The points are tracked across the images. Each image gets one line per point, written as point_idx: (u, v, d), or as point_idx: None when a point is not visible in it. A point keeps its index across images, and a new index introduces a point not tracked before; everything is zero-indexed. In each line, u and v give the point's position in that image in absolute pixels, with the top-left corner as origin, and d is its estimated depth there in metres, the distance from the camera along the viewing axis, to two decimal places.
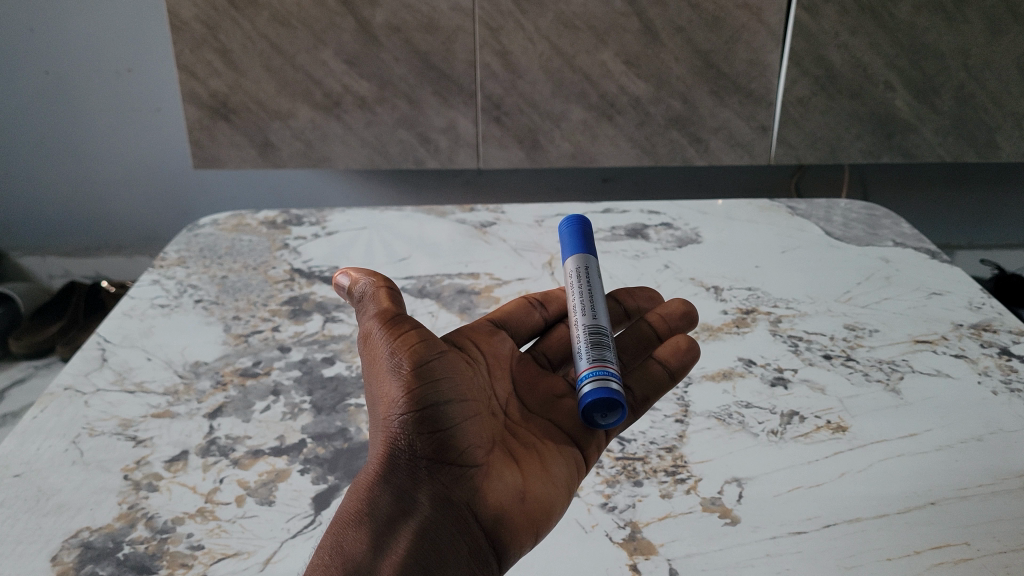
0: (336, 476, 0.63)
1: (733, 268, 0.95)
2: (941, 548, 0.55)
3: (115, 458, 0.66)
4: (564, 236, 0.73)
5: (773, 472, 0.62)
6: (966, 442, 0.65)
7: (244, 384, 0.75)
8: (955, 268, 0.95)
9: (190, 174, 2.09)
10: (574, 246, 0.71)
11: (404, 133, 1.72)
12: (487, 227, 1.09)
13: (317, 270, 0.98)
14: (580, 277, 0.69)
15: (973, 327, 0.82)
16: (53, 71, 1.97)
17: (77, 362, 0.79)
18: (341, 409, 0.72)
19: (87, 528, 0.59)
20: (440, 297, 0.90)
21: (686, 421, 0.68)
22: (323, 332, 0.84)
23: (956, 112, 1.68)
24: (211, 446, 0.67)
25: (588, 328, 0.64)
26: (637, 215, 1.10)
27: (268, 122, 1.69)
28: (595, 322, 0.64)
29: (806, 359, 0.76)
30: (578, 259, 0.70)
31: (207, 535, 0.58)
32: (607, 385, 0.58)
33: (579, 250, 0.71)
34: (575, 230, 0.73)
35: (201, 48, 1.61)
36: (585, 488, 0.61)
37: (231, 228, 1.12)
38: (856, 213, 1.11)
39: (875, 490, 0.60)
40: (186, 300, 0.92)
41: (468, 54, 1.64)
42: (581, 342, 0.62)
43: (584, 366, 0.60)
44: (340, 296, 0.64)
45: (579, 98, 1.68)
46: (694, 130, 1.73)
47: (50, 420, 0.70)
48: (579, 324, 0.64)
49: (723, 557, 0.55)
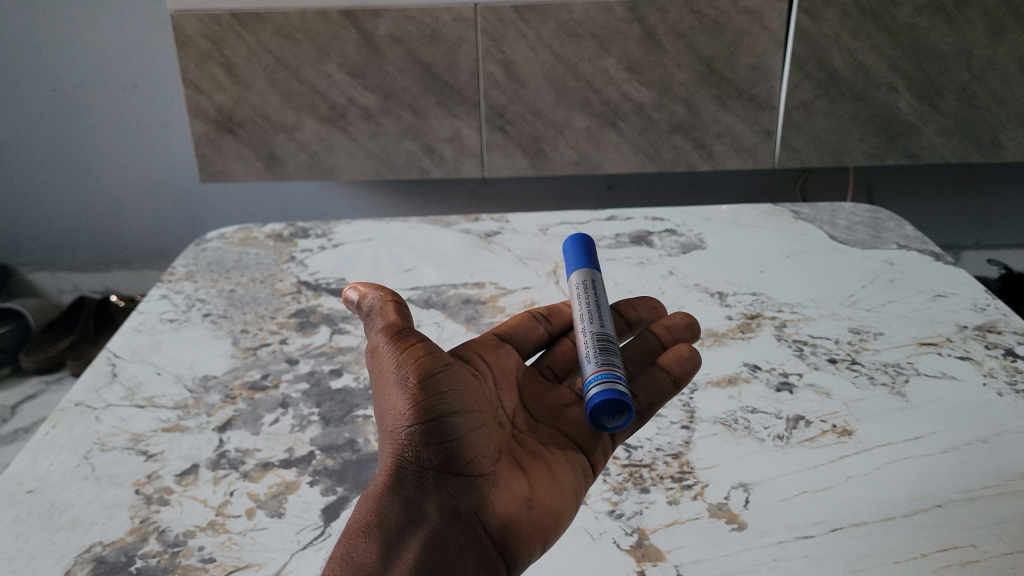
0: (345, 487, 0.64)
1: (737, 273, 0.95)
2: (948, 550, 0.55)
3: (127, 472, 0.66)
4: (567, 252, 0.73)
5: (780, 477, 0.62)
6: (972, 444, 0.65)
7: (253, 397, 0.76)
8: (960, 270, 0.95)
9: (197, 188, 2.10)
10: (578, 260, 0.72)
11: (408, 143, 1.73)
12: (493, 237, 1.10)
13: (324, 282, 0.99)
14: (585, 292, 0.69)
15: (978, 329, 0.82)
16: (60, 89, 1.99)
17: (88, 378, 0.80)
18: (349, 421, 0.72)
19: (100, 543, 0.59)
20: (446, 307, 0.91)
21: (692, 427, 0.68)
22: (330, 344, 0.85)
23: (959, 112, 1.68)
24: (221, 459, 0.68)
25: (594, 335, 0.64)
26: (642, 222, 1.10)
27: (273, 135, 1.70)
28: (602, 331, 0.64)
29: (811, 363, 0.77)
30: (583, 272, 0.70)
31: (219, 548, 0.58)
32: (614, 387, 0.59)
33: (583, 264, 0.71)
34: (578, 245, 0.73)
35: (206, 63, 1.63)
36: (592, 496, 0.62)
37: (239, 241, 1.13)
38: (860, 216, 1.11)
39: (881, 493, 0.60)
40: (194, 314, 0.93)
41: (471, 64, 1.65)
42: (588, 348, 0.63)
43: (591, 370, 0.61)
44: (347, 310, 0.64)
45: (582, 106, 1.68)
46: (698, 136, 1.73)
47: (63, 435, 0.71)
48: (585, 332, 0.65)
49: (729, 563, 0.55)
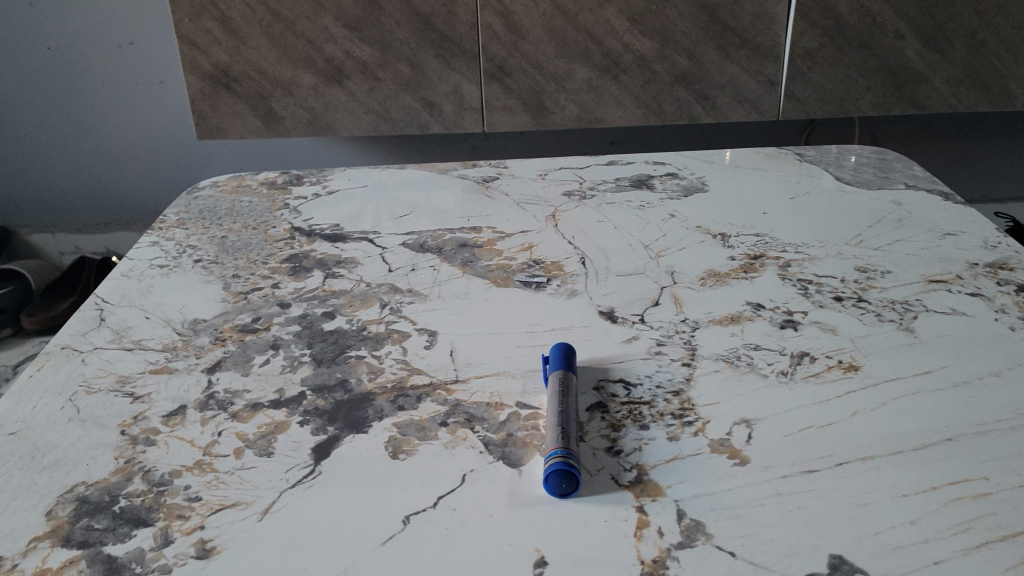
0: (336, 427, 0.62)
1: (742, 215, 0.92)
2: (959, 484, 0.54)
3: (113, 414, 0.64)
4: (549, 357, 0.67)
5: (783, 413, 0.60)
6: (983, 378, 0.63)
7: (243, 339, 0.74)
8: (970, 209, 0.93)
9: (194, 146, 2.07)
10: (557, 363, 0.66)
11: (407, 97, 1.69)
12: (490, 182, 1.07)
13: (318, 228, 0.96)
14: (557, 366, 0.66)
15: (990, 266, 0.80)
16: (54, 47, 1.95)
17: (75, 323, 0.78)
18: (342, 361, 0.70)
19: (83, 483, 0.57)
20: (442, 251, 0.89)
21: (693, 364, 0.67)
22: (324, 287, 0.83)
23: (967, 60, 1.64)
24: (210, 400, 0.66)
25: (558, 430, 0.58)
26: (642, 166, 1.08)
27: (269, 89, 1.67)
28: (568, 408, 0.60)
29: (816, 301, 0.75)
30: (560, 376, 0.64)
31: (205, 487, 0.57)
32: (568, 461, 0.55)
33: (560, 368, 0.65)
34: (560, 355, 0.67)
35: (200, 16, 1.59)
36: (591, 433, 0.60)
37: (231, 189, 1.10)
38: (867, 158, 1.08)
39: (889, 428, 0.59)
40: (185, 260, 0.90)
41: (470, 15, 1.61)
42: (552, 435, 0.58)
43: (552, 446, 0.57)
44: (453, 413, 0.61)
45: (584, 57, 1.65)
46: (701, 87, 1.69)
47: (48, 378, 0.69)
48: (551, 426, 0.59)
49: (732, 497, 0.53)
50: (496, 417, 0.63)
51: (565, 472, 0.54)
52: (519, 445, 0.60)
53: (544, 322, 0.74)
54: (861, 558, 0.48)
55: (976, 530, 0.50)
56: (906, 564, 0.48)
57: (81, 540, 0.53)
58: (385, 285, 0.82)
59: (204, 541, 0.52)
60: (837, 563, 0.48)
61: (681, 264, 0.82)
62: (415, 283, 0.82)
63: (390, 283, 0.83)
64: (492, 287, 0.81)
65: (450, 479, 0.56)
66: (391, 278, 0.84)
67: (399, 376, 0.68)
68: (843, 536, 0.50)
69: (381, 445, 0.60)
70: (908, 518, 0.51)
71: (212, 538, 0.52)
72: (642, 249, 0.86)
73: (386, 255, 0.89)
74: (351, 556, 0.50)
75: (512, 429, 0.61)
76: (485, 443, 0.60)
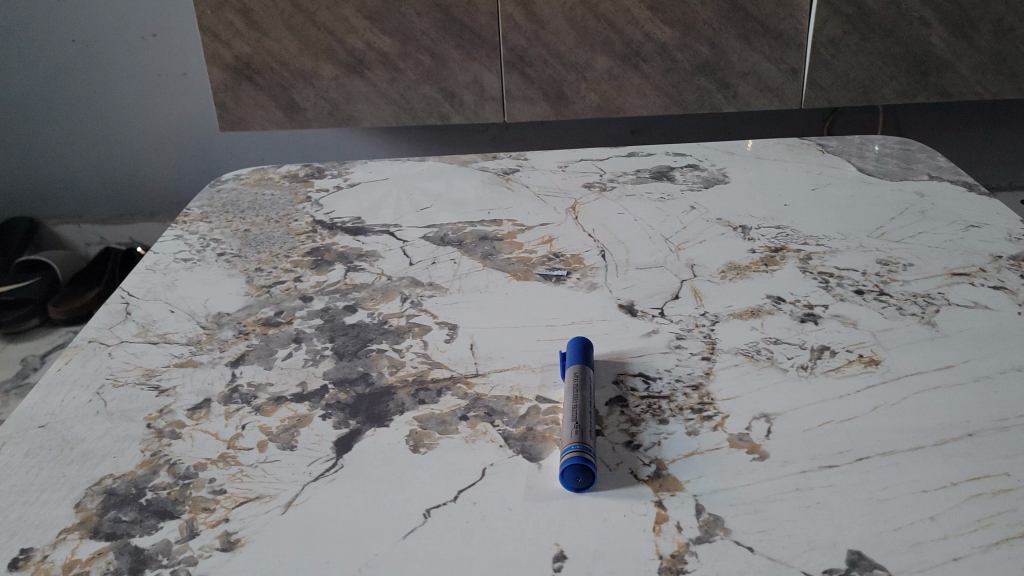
0: (358, 420, 0.63)
1: (762, 207, 0.92)
2: (979, 479, 0.54)
3: (139, 407, 0.65)
4: (567, 352, 0.67)
5: (803, 407, 0.61)
6: (1006, 372, 0.63)
7: (266, 332, 0.75)
8: (994, 200, 0.92)
9: (217, 137, 2.09)
10: (575, 358, 0.66)
11: (427, 88, 1.69)
12: (511, 174, 1.08)
13: (339, 221, 0.97)
14: (575, 361, 0.66)
15: (1013, 258, 0.79)
16: (78, 40, 1.97)
17: (102, 316, 0.79)
18: (363, 354, 0.71)
19: (111, 476, 0.58)
20: (462, 244, 0.89)
21: (713, 358, 0.67)
22: (345, 280, 0.83)
23: (994, 47, 1.62)
24: (233, 393, 0.67)
25: (574, 424, 0.59)
26: (662, 157, 1.08)
27: (292, 81, 1.67)
28: (583, 402, 0.61)
29: (837, 295, 0.74)
30: (577, 370, 0.64)
31: (230, 480, 0.58)
32: (584, 455, 0.56)
33: (577, 362, 0.65)
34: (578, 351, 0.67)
35: (222, 9, 1.59)
36: (610, 427, 0.61)
37: (254, 182, 1.11)
38: (890, 148, 1.07)
39: (911, 422, 0.58)
40: (208, 254, 0.91)
41: (490, 5, 1.61)
42: (568, 429, 0.59)
43: (568, 441, 0.57)
44: (473, 419, 0.62)
45: (604, 46, 1.64)
46: (723, 76, 1.68)
47: (75, 371, 0.70)
48: (566, 421, 0.59)
49: (751, 492, 0.53)
50: (517, 411, 0.63)
51: (581, 466, 0.55)
52: (539, 439, 0.60)
53: (564, 316, 0.74)
54: (880, 554, 0.48)
55: (996, 526, 0.50)
56: (926, 560, 0.48)
57: (109, 532, 0.54)
58: (406, 279, 0.83)
59: (229, 533, 0.53)
60: (855, 559, 0.48)
61: (701, 256, 0.82)
62: (435, 276, 0.83)
63: (411, 276, 0.83)
64: (512, 281, 0.81)
65: (471, 473, 0.57)
66: (413, 271, 0.84)
67: (420, 370, 0.68)
68: (862, 533, 0.50)
69: (402, 439, 0.61)
70: (927, 514, 0.51)
71: (236, 530, 0.53)
72: (662, 242, 0.86)
73: (407, 248, 0.89)
74: (372, 549, 0.51)
75: (532, 423, 0.62)
76: (505, 437, 0.60)
